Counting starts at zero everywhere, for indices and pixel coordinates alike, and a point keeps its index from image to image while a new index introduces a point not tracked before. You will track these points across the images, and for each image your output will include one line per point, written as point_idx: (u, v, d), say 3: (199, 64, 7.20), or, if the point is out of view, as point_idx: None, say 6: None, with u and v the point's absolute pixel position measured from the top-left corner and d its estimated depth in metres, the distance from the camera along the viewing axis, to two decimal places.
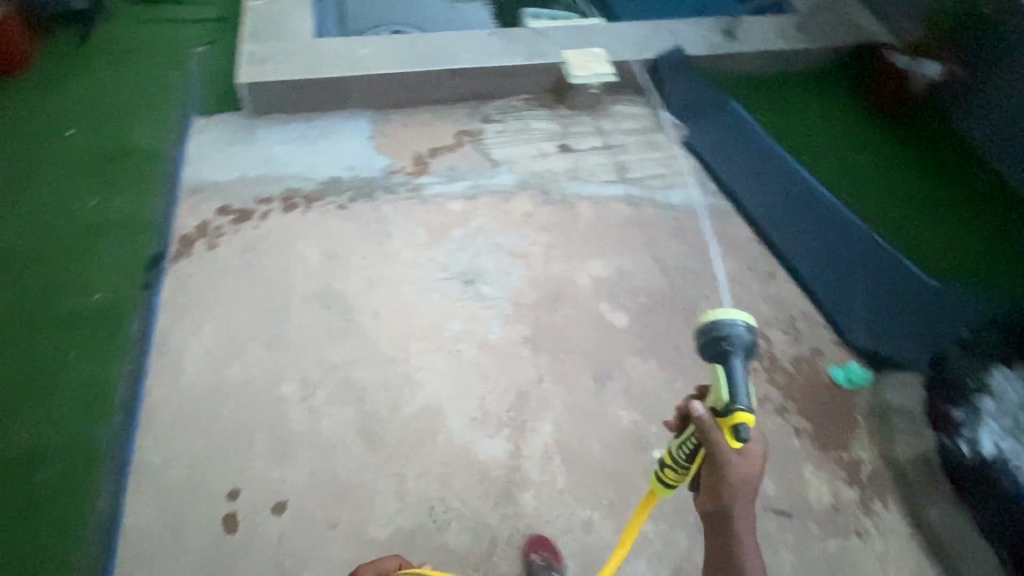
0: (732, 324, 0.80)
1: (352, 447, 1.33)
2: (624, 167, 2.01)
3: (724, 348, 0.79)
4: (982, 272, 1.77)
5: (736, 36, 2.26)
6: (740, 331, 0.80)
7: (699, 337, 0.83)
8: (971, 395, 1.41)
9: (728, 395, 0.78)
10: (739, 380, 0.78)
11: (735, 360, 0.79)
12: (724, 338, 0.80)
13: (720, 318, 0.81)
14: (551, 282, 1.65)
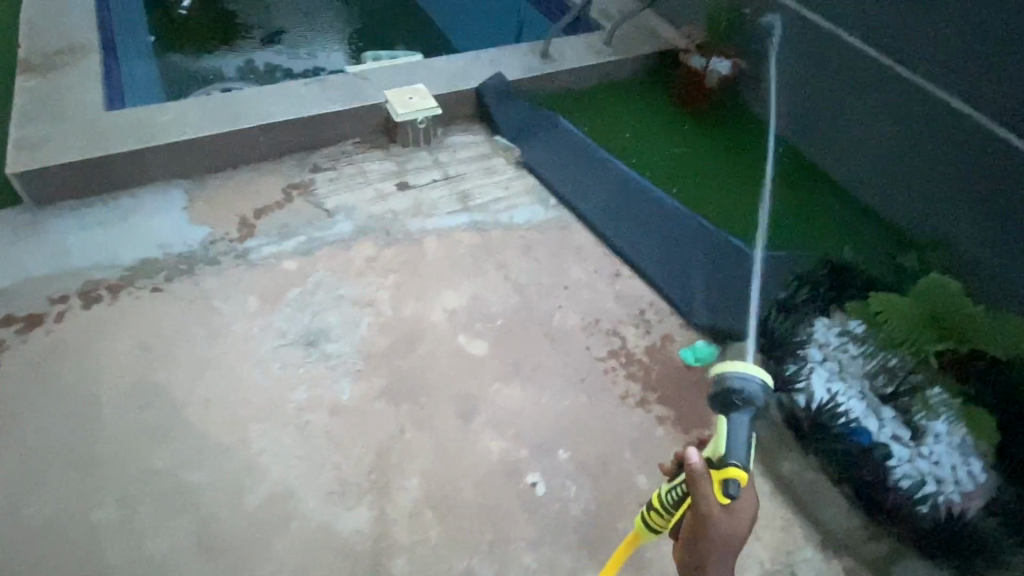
0: (748, 380, 0.81)
1: (190, 565, 1.16)
2: (467, 195, 1.99)
3: (732, 401, 0.81)
4: (794, 232, 1.97)
5: (551, 54, 2.39)
6: (753, 389, 0.81)
7: (714, 388, 0.84)
8: (795, 351, 1.53)
9: (723, 450, 0.79)
10: (738, 434, 0.80)
11: (743, 415, 0.81)
12: (733, 390, 0.81)
13: (735, 372, 0.83)
14: (399, 324, 1.57)
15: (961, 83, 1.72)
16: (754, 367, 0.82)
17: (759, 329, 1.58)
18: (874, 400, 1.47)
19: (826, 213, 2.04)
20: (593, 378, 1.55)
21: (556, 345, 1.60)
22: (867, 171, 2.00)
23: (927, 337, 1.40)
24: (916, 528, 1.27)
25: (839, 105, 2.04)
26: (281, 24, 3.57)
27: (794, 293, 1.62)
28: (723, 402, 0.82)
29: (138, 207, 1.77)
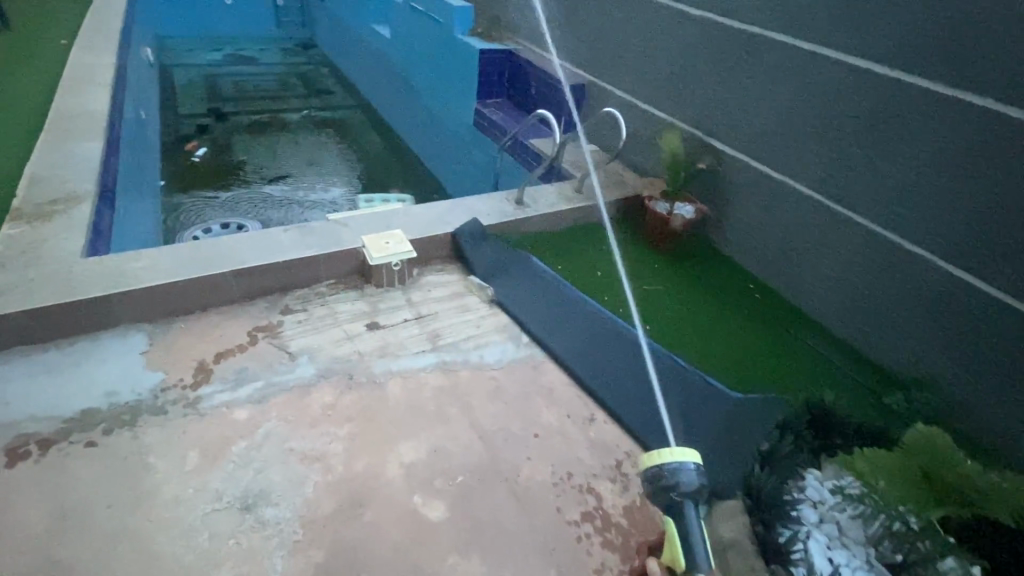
0: (680, 473, 1.02)
1: None
2: (437, 334, 1.96)
3: (674, 494, 1.03)
4: (772, 369, 1.92)
5: (525, 202, 2.54)
6: (688, 475, 1.03)
7: (655, 484, 1.05)
8: (787, 514, 1.37)
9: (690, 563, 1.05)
10: (690, 530, 1.06)
11: (688, 508, 1.05)
12: (672, 482, 1.02)
13: (670, 467, 1.04)
14: (348, 483, 1.44)
15: (913, 228, 1.78)
16: (683, 454, 1.04)
17: (745, 489, 1.42)
18: (884, 572, 1.32)
19: (802, 349, 2.02)
20: (564, 546, 1.37)
21: (523, 505, 1.45)
22: (839, 307, 2.03)
23: (924, 497, 1.25)
24: None
25: (801, 246, 2.12)
26: (282, 170, 3.86)
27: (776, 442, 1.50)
28: (664, 496, 1.04)
29: (94, 352, 1.72)
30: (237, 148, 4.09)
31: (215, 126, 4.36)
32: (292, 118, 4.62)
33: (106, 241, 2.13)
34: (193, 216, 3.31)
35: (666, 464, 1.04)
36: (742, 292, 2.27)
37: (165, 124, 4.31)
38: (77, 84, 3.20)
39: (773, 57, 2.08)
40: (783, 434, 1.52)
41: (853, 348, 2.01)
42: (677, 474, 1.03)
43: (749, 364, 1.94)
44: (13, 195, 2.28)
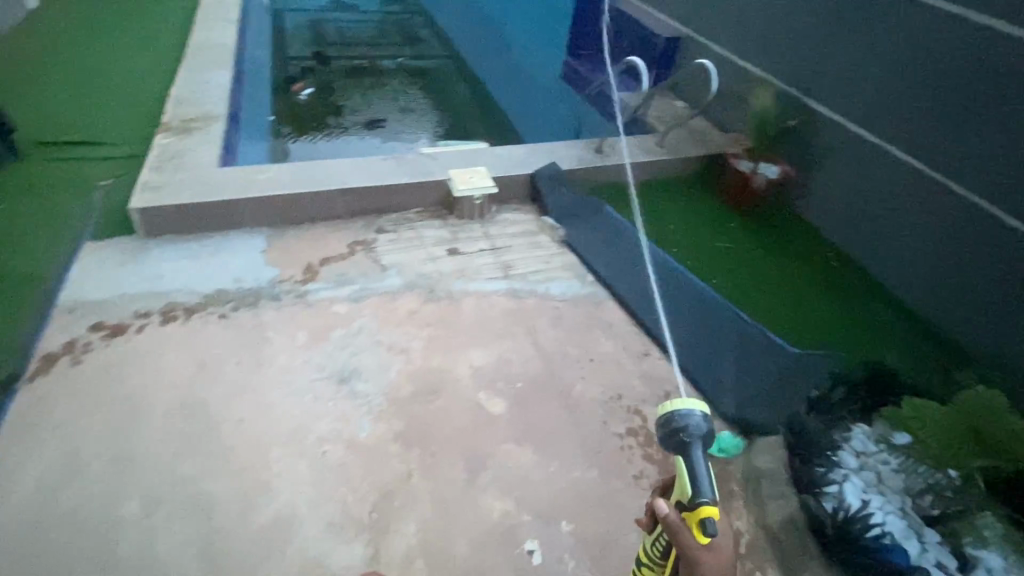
0: (687, 414, 0.82)
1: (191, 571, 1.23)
2: (509, 265, 2.12)
3: (680, 438, 0.82)
4: (838, 334, 1.92)
5: (603, 151, 2.60)
6: (695, 419, 0.82)
7: (659, 430, 0.85)
8: (827, 454, 1.43)
9: (693, 489, 0.81)
10: (699, 469, 0.82)
11: (695, 449, 0.82)
12: (679, 426, 0.82)
13: (677, 410, 0.84)
14: (424, 375, 1.66)
15: (1014, 200, 1.68)
16: (690, 399, 0.84)
17: (787, 425, 1.48)
18: (916, 520, 1.35)
19: (876, 321, 1.98)
20: (608, 452, 1.52)
21: (574, 414, 1.61)
22: (920, 281, 1.97)
23: (966, 447, 1.30)
24: None
25: (889, 213, 2.04)
26: (377, 113, 4.13)
27: (829, 391, 1.54)
28: (672, 442, 0.84)
29: (226, 245, 2.04)
30: (338, 90, 4.40)
31: (320, 68, 4.70)
32: (389, 64, 4.86)
33: (234, 157, 2.46)
34: (299, 147, 3.65)
35: (672, 409, 0.85)
36: (818, 257, 2.23)
37: (277, 62, 4.68)
38: (210, 20, 3.57)
39: (886, 9, 1.97)
40: (838, 383, 1.54)
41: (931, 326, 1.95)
42: (673, 417, 0.84)
43: (809, 323, 1.95)
44: (162, 113, 2.66)
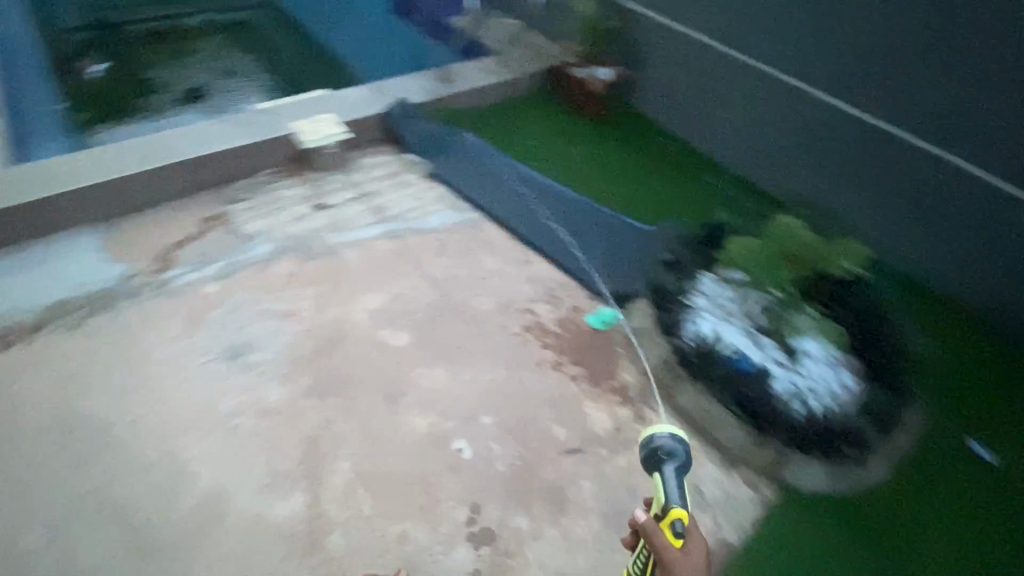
0: (665, 439, 1.00)
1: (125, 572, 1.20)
2: (381, 208, 2.11)
3: (657, 458, 0.99)
4: (678, 204, 2.14)
5: (450, 79, 2.60)
6: (671, 444, 1.00)
7: (643, 452, 1.02)
8: (684, 300, 1.75)
9: (666, 499, 0.95)
10: (671, 485, 0.96)
11: (669, 468, 0.98)
12: (658, 448, 1.00)
13: (656, 433, 1.01)
14: (321, 329, 1.66)
15: (798, 66, 2.04)
16: (666, 426, 1.02)
17: (652, 288, 1.81)
18: (754, 333, 1.64)
19: (700, 183, 2.21)
20: (510, 350, 1.67)
21: (474, 327, 1.72)
22: (737, 141, 2.22)
23: (776, 265, 1.63)
24: (785, 418, 1.50)
25: (706, 88, 2.28)
26: (194, 79, 3.67)
27: (679, 253, 1.87)
28: (650, 460, 1.00)
29: (53, 253, 1.80)
30: (138, 59, 3.81)
31: (107, 37, 4.01)
32: (193, 21, 4.27)
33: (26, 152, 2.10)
34: (108, 132, 3.17)
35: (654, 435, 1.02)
36: (655, 136, 2.40)
37: (40, 26, 3.85)
38: None
39: None
40: (683, 247, 1.88)
41: (740, 177, 2.21)
42: (656, 441, 1.00)
43: (654, 201, 2.17)
44: None
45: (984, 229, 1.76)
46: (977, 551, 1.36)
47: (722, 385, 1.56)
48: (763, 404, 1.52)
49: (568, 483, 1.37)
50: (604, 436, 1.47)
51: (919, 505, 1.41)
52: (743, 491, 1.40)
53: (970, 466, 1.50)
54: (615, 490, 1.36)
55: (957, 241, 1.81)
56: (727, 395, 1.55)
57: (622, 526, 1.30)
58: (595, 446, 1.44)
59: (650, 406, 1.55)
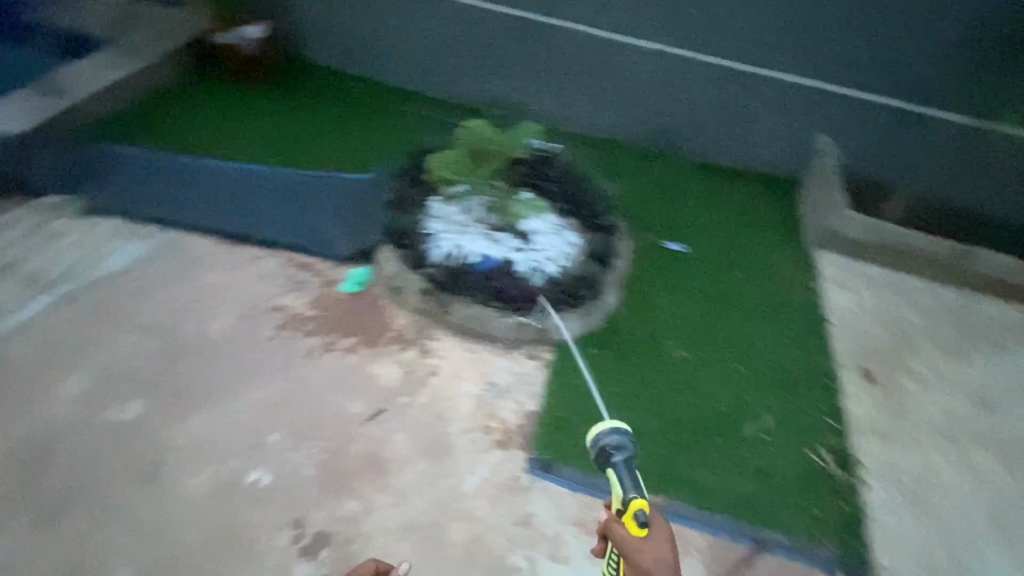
0: (611, 435, 0.82)
1: None
2: (30, 274, 1.64)
3: (608, 456, 0.81)
4: (387, 139, 2.12)
5: (54, 83, 2.02)
6: (617, 438, 0.82)
7: (592, 453, 0.84)
8: (420, 231, 1.77)
9: (623, 492, 0.79)
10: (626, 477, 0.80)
11: (619, 461, 0.81)
12: (605, 447, 0.82)
13: (601, 431, 0.83)
14: (18, 449, 1.30)
15: None
16: (609, 419, 0.84)
17: (387, 233, 1.78)
18: (490, 233, 1.77)
19: (393, 111, 2.24)
20: (272, 356, 1.52)
21: (220, 352, 1.52)
22: (417, 68, 2.29)
23: (473, 166, 1.76)
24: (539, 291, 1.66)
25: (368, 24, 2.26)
26: None
27: (399, 191, 1.87)
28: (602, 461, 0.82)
29: None
30: None
31: None
32: None
33: None
34: None
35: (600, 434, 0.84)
36: (341, 83, 2.32)
37: None
38: None
39: None
40: (401, 184, 1.89)
41: (425, 96, 2.32)
42: (603, 438, 0.83)
43: (363, 144, 2.10)
44: None
45: (617, 74, 2.11)
46: (692, 313, 1.74)
47: (481, 288, 1.65)
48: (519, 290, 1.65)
49: (380, 446, 1.36)
50: (395, 387, 1.48)
51: (647, 305, 1.74)
52: (529, 365, 1.56)
53: (667, 258, 1.89)
54: (424, 428, 1.40)
55: (606, 91, 2.15)
56: (488, 293, 1.64)
57: (441, 453, 1.36)
58: (391, 399, 1.45)
59: (429, 337, 1.59)
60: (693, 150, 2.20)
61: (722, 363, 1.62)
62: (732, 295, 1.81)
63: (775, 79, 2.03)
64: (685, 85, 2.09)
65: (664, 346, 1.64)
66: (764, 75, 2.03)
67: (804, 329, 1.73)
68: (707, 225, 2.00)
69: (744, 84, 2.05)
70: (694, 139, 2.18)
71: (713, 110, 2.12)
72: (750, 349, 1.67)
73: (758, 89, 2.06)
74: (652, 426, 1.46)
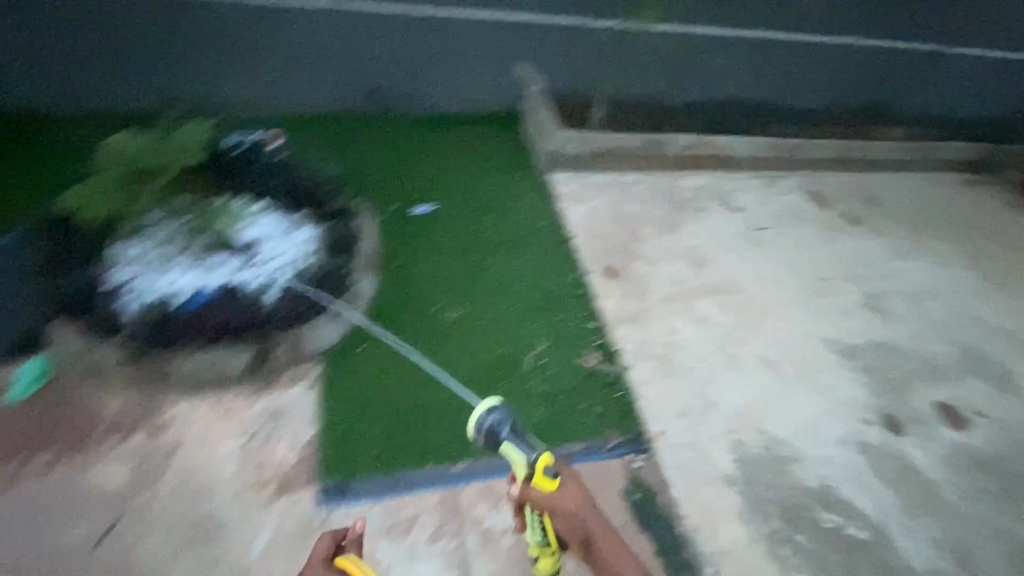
0: (492, 415, 0.98)
1: None
2: None
3: (498, 436, 0.98)
4: (37, 183, 1.68)
5: None
6: (497, 416, 0.99)
7: (484, 438, 0.99)
8: (106, 288, 1.46)
9: (524, 456, 0.95)
10: (520, 443, 0.97)
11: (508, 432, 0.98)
12: (491, 428, 0.98)
13: (483, 415, 0.99)
14: None
15: None
16: (486, 401, 1.00)
17: (60, 303, 1.43)
18: (198, 261, 1.51)
19: (35, 145, 1.77)
20: None
21: None
22: (50, 83, 1.82)
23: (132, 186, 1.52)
24: (275, 308, 1.48)
25: None
26: None
27: (61, 246, 1.51)
28: (495, 440, 0.98)
29: None
30: None
31: None
32: None
33: None
34: None
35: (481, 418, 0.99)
36: None
37: None
38: None
39: None
40: (63, 239, 1.52)
41: (78, 118, 1.88)
42: (486, 419, 0.99)
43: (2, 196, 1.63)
44: None
45: (304, 44, 1.93)
46: (451, 271, 1.72)
47: (202, 330, 1.41)
48: (251, 318, 1.45)
49: (124, 561, 1.13)
50: (127, 487, 1.21)
51: (404, 279, 1.67)
52: (294, 391, 1.38)
53: (414, 223, 1.82)
54: (178, 514, 1.19)
55: (299, 64, 1.95)
56: (216, 332, 1.42)
57: (206, 534, 1.17)
58: (125, 501, 1.20)
59: (154, 408, 1.32)
60: (413, 103, 2.12)
61: (489, 310, 1.64)
62: (484, 241, 1.83)
63: (466, 16, 2.00)
64: (379, 41, 1.98)
65: (431, 314, 1.60)
66: (452, 16, 1.99)
67: (553, 250, 1.83)
68: (446, 178, 1.97)
69: (436, 28, 2.00)
70: (410, 95, 2.10)
71: (418, 60, 2.04)
72: (511, 287, 1.72)
73: (450, 30, 2.01)
74: (436, 398, 1.42)
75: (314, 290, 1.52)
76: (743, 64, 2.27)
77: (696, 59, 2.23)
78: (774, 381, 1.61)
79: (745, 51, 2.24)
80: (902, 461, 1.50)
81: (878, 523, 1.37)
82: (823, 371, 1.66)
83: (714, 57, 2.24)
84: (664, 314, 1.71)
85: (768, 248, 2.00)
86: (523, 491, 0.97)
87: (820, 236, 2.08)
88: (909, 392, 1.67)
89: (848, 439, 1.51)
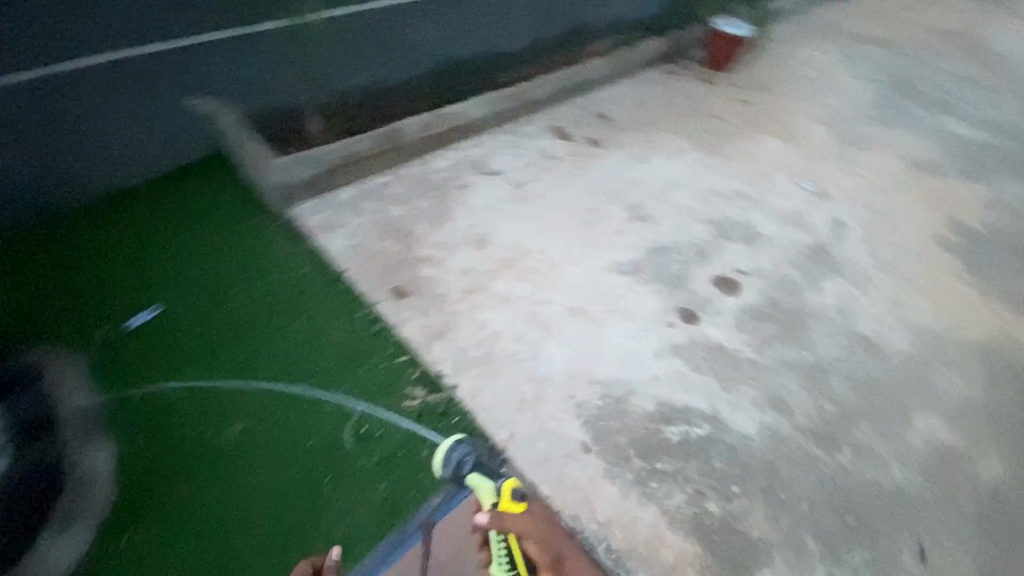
0: (456, 451, 1.06)
1: None
2: None
3: (464, 469, 1.06)
4: None
5: None
6: (464, 452, 1.07)
7: (450, 471, 1.06)
8: None
9: (489, 485, 1.03)
10: (485, 474, 1.05)
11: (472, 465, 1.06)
12: (457, 461, 1.06)
13: (447, 450, 1.06)
14: None
15: None
16: (450, 437, 1.09)
17: None
18: None
19: None
20: None
21: None
22: None
23: None
24: None
25: None
26: None
27: None
28: (460, 474, 1.06)
29: None
30: None
31: None
32: None
33: None
34: None
35: (447, 454, 1.06)
36: None
37: None
38: None
39: None
40: None
41: None
42: (451, 453, 1.06)
43: None
44: None
45: None
46: (211, 375, 1.41)
47: None
48: None
49: None
50: None
51: (153, 415, 1.34)
52: None
53: (136, 340, 1.44)
54: None
55: None
56: None
57: None
58: None
59: None
60: (89, 185, 1.64)
61: (278, 395, 1.40)
62: (237, 318, 1.53)
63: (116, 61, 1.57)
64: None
65: (206, 442, 1.31)
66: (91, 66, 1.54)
67: (322, 293, 1.61)
68: (157, 265, 1.59)
69: (68, 92, 1.53)
70: (61, 180, 1.59)
71: (69, 139, 1.57)
72: (293, 358, 1.48)
73: (101, 86, 1.58)
74: (253, 540, 1.20)
75: (22, 504, 1.14)
76: (448, 24, 2.19)
77: (403, 31, 2.07)
78: (588, 327, 1.65)
79: (445, 10, 2.16)
80: (706, 344, 1.67)
81: (712, 411, 1.50)
82: (621, 296, 1.76)
83: (420, 25, 2.10)
84: (468, 311, 1.63)
85: (533, 202, 2.04)
86: (492, 515, 0.99)
87: (572, 173, 2.20)
88: (690, 280, 1.86)
89: (662, 348, 1.63)
